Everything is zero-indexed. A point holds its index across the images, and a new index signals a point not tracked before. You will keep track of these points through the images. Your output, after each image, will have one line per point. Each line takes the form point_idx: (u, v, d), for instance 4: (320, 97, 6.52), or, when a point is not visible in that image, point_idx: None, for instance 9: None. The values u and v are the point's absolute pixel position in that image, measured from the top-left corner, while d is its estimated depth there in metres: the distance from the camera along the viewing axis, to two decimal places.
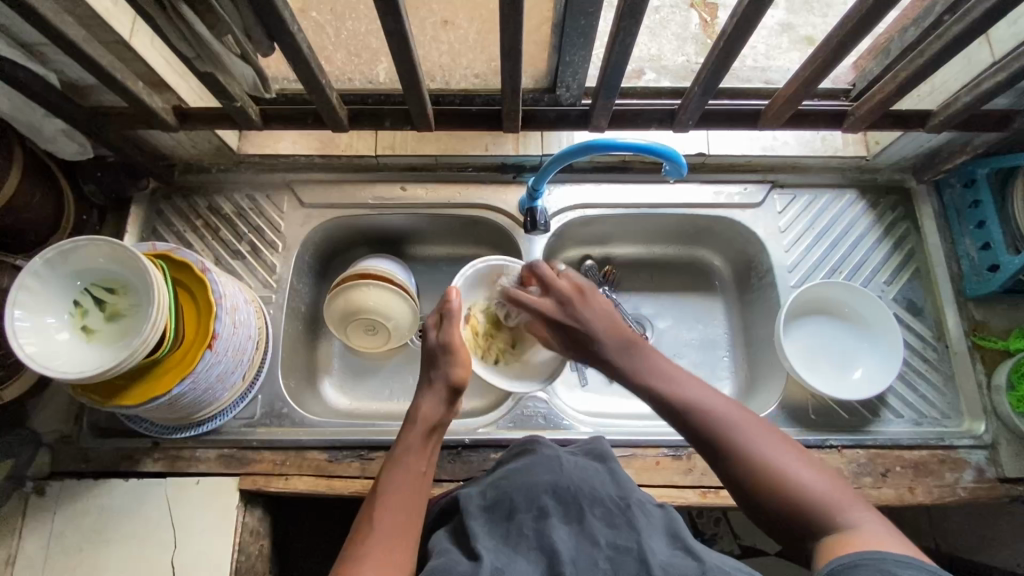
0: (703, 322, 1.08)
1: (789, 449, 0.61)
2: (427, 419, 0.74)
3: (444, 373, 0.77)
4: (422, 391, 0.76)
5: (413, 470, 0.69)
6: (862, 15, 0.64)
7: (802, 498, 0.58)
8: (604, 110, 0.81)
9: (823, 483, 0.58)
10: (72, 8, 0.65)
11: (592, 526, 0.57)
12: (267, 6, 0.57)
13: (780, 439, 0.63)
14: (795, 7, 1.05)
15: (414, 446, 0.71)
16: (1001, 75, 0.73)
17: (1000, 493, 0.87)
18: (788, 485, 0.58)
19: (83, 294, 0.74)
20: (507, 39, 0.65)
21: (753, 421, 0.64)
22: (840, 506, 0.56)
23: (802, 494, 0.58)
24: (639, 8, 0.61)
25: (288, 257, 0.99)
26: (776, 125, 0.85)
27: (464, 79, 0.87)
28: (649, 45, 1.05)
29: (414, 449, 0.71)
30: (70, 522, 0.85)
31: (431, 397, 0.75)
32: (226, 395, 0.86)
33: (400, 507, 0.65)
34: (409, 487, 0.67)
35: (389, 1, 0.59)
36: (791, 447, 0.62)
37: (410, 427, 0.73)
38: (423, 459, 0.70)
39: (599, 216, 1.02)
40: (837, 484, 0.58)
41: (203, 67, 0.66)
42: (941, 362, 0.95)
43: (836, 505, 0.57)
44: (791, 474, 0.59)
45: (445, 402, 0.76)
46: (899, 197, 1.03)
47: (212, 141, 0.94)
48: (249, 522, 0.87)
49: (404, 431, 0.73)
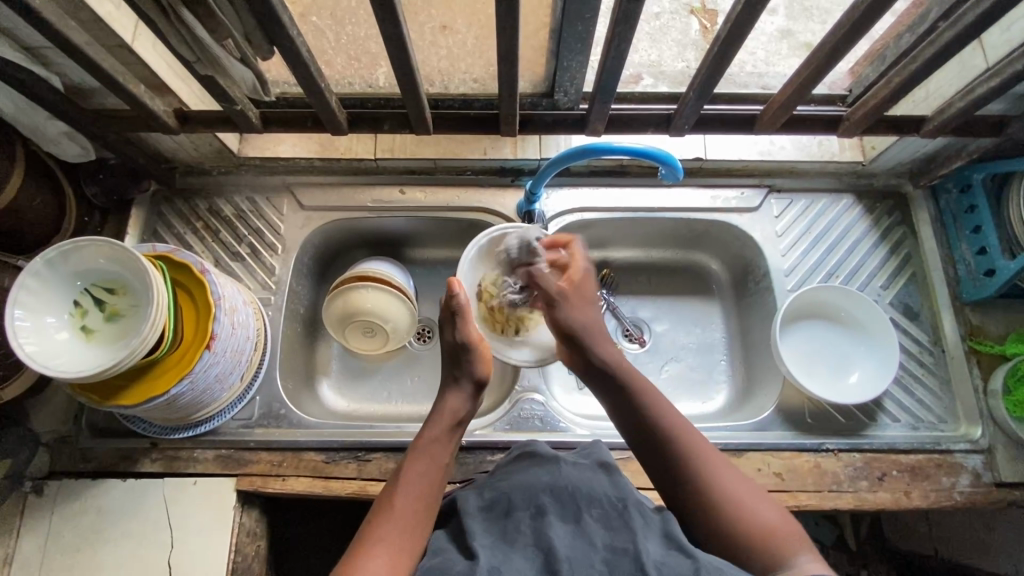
0: (700, 326, 1.08)
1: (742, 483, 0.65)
2: (452, 413, 0.74)
3: (468, 370, 0.78)
4: (447, 386, 0.77)
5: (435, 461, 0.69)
6: (855, 22, 0.64)
7: (751, 530, 0.61)
8: (600, 114, 0.82)
9: (772, 519, 0.62)
10: (75, 12, 0.66)
11: (589, 527, 0.57)
12: (267, 11, 0.58)
13: (738, 476, 0.66)
14: (794, 14, 1.06)
15: (438, 438, 0.72)
16: (995, 80, 0.74)
17: (996, 498, 0.87)
18: (740, 516, 0.62)
19: (83, 294, 0.74)
20: (503, 44, 0.66)
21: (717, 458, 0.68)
22: (789, 540, 0.60)
23: (754, 524, 0.61)
24: (634, 13, 0.62)
25: (288, 259, 1.00)
26: (771, 129, 0.86)
27: (463, 83, 0.88)
28: (649, 51, 1.06)
29: (438, 443, 0.71)
30: (67, 522, 0.85)
31: (457, 392, 0.77)
32: (224, 396, 0.87)
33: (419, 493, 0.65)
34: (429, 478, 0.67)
35: (387, 7, 0.60)
36: (747, 485, 0.65)
37: (434, 419, 0.74)
38: (445, 451, 0.71)
39: (597, 220, 1.03)
40: (786, 522, 0.62)
41: (203, 71, 0.67)
42: (937, 367, 0.95)
43: (781, 539, 0.60)
44: (744, 509, 0.63)
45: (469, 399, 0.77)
46: (895, 202, 1.03)
47: (213, 144, 0.95)
48: (246, 523, 0.88)
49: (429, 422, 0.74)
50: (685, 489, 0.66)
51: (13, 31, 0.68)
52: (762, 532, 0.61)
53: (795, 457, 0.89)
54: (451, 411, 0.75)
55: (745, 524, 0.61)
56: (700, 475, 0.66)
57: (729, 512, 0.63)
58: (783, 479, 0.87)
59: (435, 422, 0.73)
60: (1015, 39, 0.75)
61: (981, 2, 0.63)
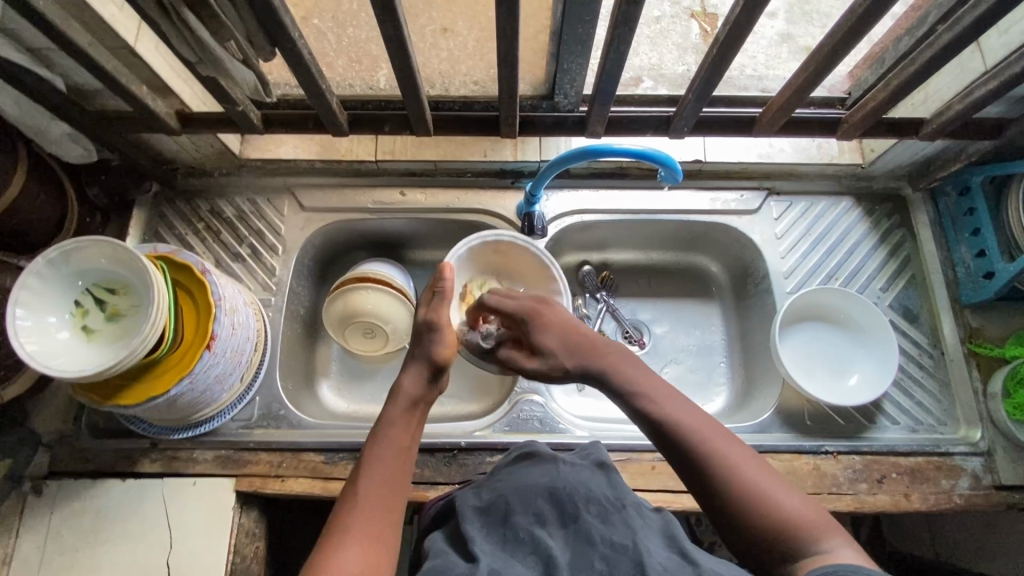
0: (699, 328, 1.08)
1: (759, 466, 0.58)
2: (409, 393, 0.68)
3: (426, 350, 0.71)
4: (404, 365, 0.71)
5: (396, 448, 0.64)
6: (853, 25, 0.65)
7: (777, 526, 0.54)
8: (600, 116, 0.82)
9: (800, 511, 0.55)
10: (79, 14, 0.67)
11: (587, 524, 0.57)
12: (269, 13, 0.59)
13: (754, 463, 0.59)
14: (794, 18, 1.07)
15: (398, 421, 0.66)
16: (993, 83, 0.74)
17: (996, 501, 0.87)
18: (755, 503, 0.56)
19: (85, 294, 0.75)
20: (503, 46, 0.66)
21: (729, 444, 0.60)
22: (816, 528, 0.54)
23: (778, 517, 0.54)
24: (633, 16, 0.63)
25: (288, 259, 1.00)
26: (770, 132, 0.86)
27: (463, 85, 0.88)
28: (649, 54, 1.06)
29: (399, 427, 0.66)
30: (67, 522, 0.86)
31: (415, 370, 0.70)
32: (225, 396, 0.87)
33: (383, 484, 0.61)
34: (394, 467, 0.63)
35: (387, 9, 0.60)
36: (765, 472, 0.58)
37: (392, 402, 0.68)
38: (408, 436, 0.66)
39: (597, 222, 1.03)
40: (816, 512, 0.55)
41: (206, 72, 0.67)
42: (937, 369, 0.95)
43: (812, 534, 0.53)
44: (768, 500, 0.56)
45: (427, 378, 0.70)
46: (895, 205, 1.03)
47: (214, 145, 0.95)
48: (246, 523, 0.88)
49: (386, 407, 0.68)
50: (695, 478, 0.59)
51: (16, 32, 0.69)
52: (784, 522, 0.54)
53: (795, 459, 0.89)
54: (409, 392, 0.68)
55: (766, 514, 0.55)
56: (711, 463, 0.58)
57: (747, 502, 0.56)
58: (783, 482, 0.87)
59: (393, 407, 0.67)
60: (1013, 42, 0.75)
61: (978, 6, 0.64)
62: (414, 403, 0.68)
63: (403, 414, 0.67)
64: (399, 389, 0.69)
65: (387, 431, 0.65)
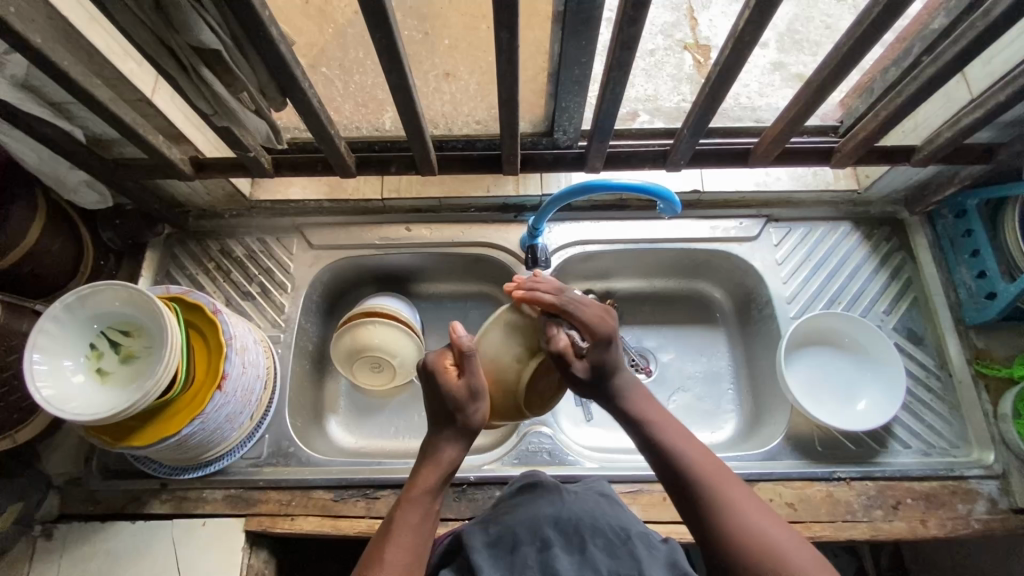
0: (706, 355, 1.08)
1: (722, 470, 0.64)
2: (444, 462, 0.66)
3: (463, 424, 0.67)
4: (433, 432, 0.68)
5: (414, 521, 0.63)
6: (836, 63, 0.67)
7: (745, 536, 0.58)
8: (599, 151, 0.84)
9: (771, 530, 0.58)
10: (101, 71, 0.71)
11: (593, 556, 0.57)
12: (280, 66, 0.61)
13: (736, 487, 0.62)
14: (785, 47, 1.13)
15: (420, 497, 0.65)
16: (979, 111, 0.76)
17: (1015, 525, 0.86)
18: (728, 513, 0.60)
19: (99, 337, 0.76)
20: (504, 90, 0.69)
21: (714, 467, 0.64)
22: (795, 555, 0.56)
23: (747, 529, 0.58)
24: (627, 61, 0.65)
25: (296, 297, 1.02)
26: (765, 162, 0.88)
27: (466, 125, 0.91)
28: (646, 86, 1.10)
29: (427, 497, 0.65)
30: (75, 566, 0.85)
31: (446, 432, 0.67)
32: (234, 435, 0.87)
33: (406, 551, 0.61)
34: (412, 542, 0.62)
35: (392, 60, 0.63)
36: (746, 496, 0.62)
37: (425, 462, 0.67)
38: (432, 505, 0.65)
39: (598, 252, 1.05)
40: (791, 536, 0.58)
41: (220, 122, 0.70)
42: (946, 392, 0.95)
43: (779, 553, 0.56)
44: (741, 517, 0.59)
45: (461, 444, 0.68)
46: (892, 228, 1.05)
47: (225, 187, 0.99)
48: (255, 564, 0.87)
49: (416, 466, 0.68)
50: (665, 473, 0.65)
51: (40, 88, 0.72)
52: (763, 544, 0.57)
53: (807, 487, 0.88)
54: (444, 460, 0.66)
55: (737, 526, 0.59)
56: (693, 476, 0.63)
57: (719, 509, 0.60)
58: (797, 510, 0.86)
59: (431, 459, 0.67)
60: (995, 71, 0.78)
61: (962, 39, 0.66)
62: (450, 466, 0.67)
63: (429, 486, 0.66)
64: (431, 453, 0.67)
65: (414, 495, 0.65)
